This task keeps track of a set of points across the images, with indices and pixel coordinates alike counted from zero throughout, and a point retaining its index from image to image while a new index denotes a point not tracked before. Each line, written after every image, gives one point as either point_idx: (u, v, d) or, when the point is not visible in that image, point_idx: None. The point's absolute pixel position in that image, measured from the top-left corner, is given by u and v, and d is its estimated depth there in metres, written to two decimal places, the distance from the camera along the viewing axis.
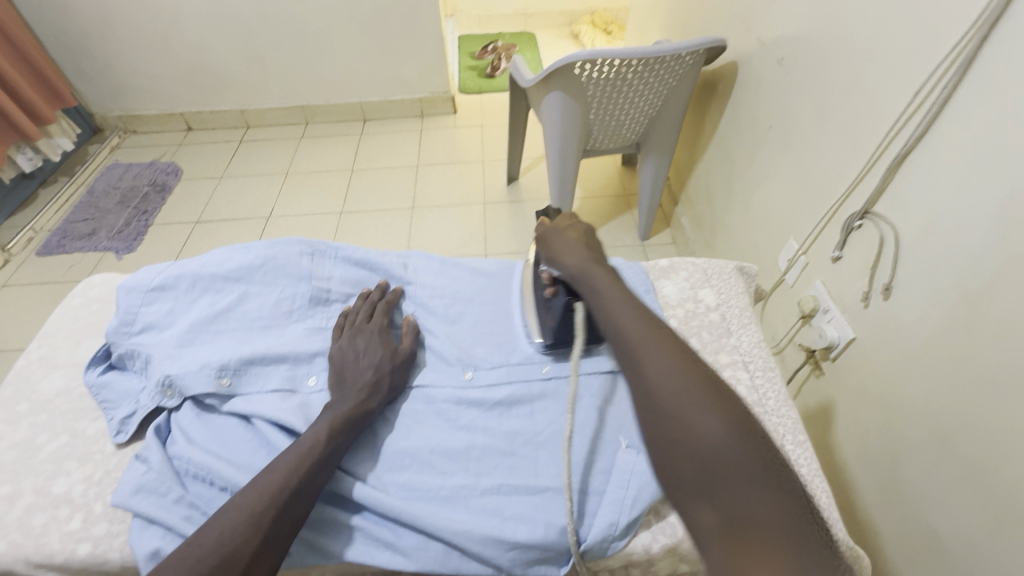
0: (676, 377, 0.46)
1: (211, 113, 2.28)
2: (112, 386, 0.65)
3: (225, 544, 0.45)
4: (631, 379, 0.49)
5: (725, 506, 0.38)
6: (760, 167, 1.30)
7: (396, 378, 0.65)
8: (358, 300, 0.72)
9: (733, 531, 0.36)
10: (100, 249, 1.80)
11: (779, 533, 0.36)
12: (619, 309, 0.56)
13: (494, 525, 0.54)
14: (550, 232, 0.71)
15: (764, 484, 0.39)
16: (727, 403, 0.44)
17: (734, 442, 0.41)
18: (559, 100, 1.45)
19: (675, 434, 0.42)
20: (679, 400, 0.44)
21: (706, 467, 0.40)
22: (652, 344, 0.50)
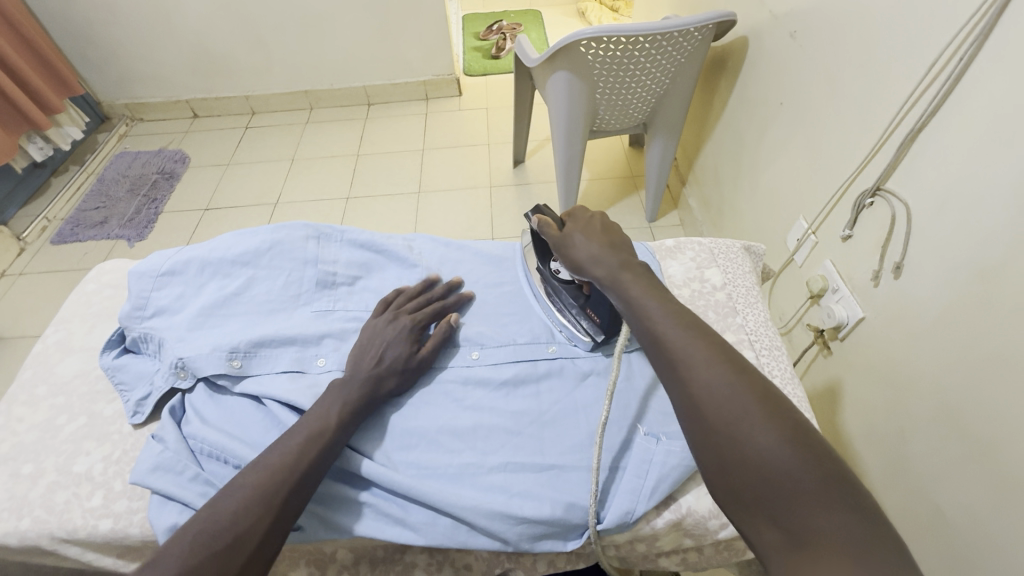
0: (724, 391, 0.44)
1: (217, 99, 2.28)
2: (127, 368, 0.66)
3: (237, 521, 0.46)
4: (677, 393, 0.48)
5: (796, 528, 0.38)
6: (770, 145, 1.27)
7: (410, 378, 0.64)
8: (420, 284, 0.73)
9: (800, 549, 0.37)
10: (112, 237, 1.83)
11: (856, 550, 0.35)
12: (654, 313, 0.53)
13: (501, 501, 0.55)
14: (567, 237, 0.66)
15: (832, 499, 0.38)
16: (777, 411, 0.43)
17: (797, 458, 0.40)
18: (565, 80, 1.42)
19: (732, 454, 0.42)
20: (730, 417, 0.43)
21: (767, 485, 0.40)
22: (694, 354, 0.48)
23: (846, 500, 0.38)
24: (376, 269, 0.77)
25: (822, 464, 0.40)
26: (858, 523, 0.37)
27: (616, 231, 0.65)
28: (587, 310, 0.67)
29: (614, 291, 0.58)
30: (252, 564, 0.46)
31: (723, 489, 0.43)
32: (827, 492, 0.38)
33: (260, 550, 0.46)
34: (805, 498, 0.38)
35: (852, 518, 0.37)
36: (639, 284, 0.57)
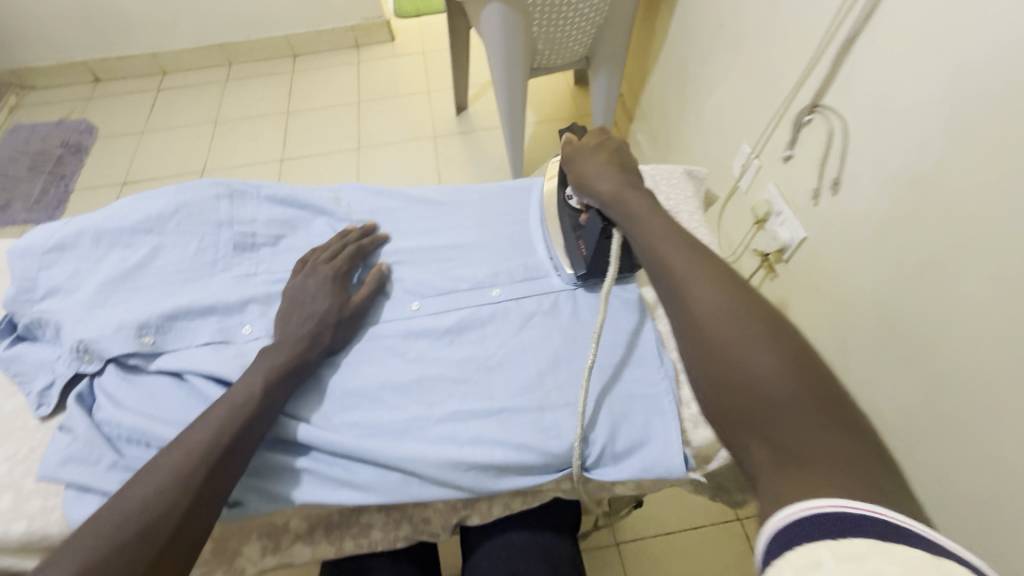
0: (722, 310, 0.44)
1: (118, 59, 2.03)
2: (24, 357, 0.59)
3: (152, 506, 0.43)
4: (676, 311, 0.47)
5: (778, 440, 0.38)
6: (713, 70, 1.24)
7: (340, 332, 0.60)
8: (336, 237, 0.68)
9: (784, 461, 0.37)
10: (19, 222, 1.65)
11: (838, 463, 0.35)
12: (655, 237, 0.52)
13: (451, 450, 0.53)
14: (576, 152, 0.64)
15: (822, 418, 0.38)
16: (777, 336, 0.42)
17: (790, 377, 0.40)
18: (498, 12, 1.33)
19: (725, 367, 0.42)
20: (731, 335, 0.43)
21: (759, 400, 0.40)
22: (696, 274, 0.47)
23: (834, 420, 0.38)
24: (302, 226, 0.71)
25: (814, 387, 0.39)
26: (846, 445, 0.36)
27: (627, 156, 0.62)
28: (578, 242, 0.64)
29: (612, 210, 0.57)
30: (174, 545, 0.42)
31: (712, 401, 0.43)
32: (817, 410, 0.38)
33: (184, 533, 0.43)
34: (793, 414, 0.38)
35: (837, 437, 0.37)
36: (644, 205, 0.55)
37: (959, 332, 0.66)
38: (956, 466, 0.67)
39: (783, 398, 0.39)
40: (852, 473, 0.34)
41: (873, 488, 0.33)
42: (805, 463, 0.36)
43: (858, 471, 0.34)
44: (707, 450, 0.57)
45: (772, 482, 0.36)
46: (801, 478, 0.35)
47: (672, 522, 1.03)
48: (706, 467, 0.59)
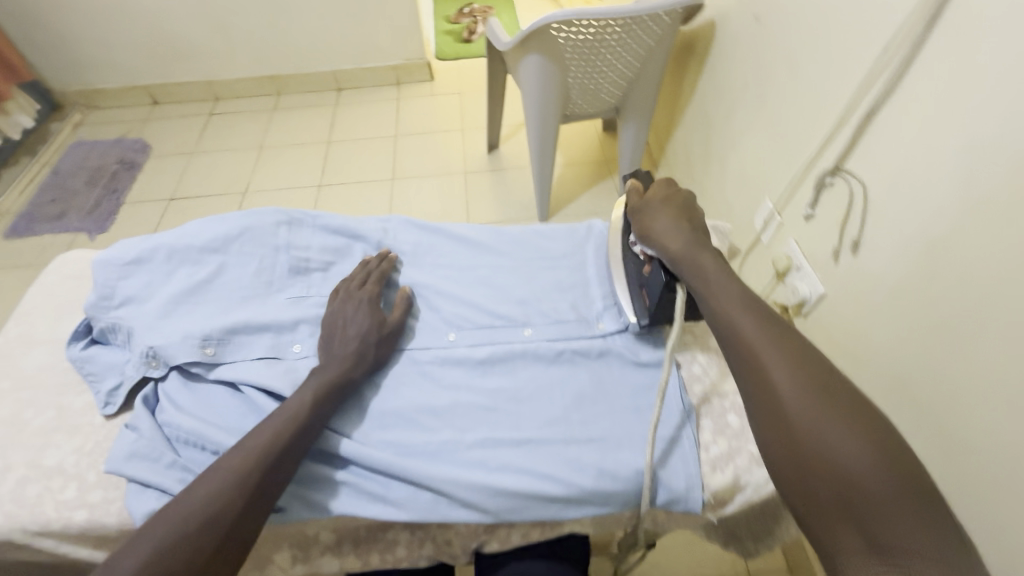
0: (804, 395, 0.48)
1: (178, 85, 2.19)
2: (96, 359, 0.65)
3: (214, 503, 0.47)
4: (756, 387, 0.51)
5: (865, 528, 0.41)
6: (738, 127, 1.31)
7: (382, 350, 0.65)
8: (358, 266, 0.73)
9: (873, 549, 0.40)
10: (72, 230, 1.76)
11: (924, 553, 0.39)
12: (734, 312, 0.55)
13: (481, 475, 0.56)
14: (645, 206, 0.70)
15: (908, 508, 0.41)
16: (861, 422, 0.45)
17: (877, 465, 0.43)
18: (537, 64, 1.42)
19: (815, 452, 0.45)
20: (815, 414, 0.46)
21: (847, 488, 0.43)
22: (776, 355, 0.51)
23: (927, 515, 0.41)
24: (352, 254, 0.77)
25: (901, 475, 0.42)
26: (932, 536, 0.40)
27: (698, 215, 0.67)
28: (641, 292, 0.67)
29: (676, 266, 0.62)
30: (227, 543, 0.46)
31: (800, 487, 0.46)
32: (908, 499, 0.41)
33: (237, 529, 0.47)
34: (893, 511, 0.41)
35: (925, 528, 0.40)
36: (717, 270, 0.59)
37: (973, 397, 0.68)
38: (974, 530, 0.68)
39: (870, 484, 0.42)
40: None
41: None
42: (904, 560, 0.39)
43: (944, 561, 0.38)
44: (725, 494, 0.59)
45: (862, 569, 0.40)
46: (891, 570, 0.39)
47: (682, 570, 1.03)
48: (723, 510, 0.60)
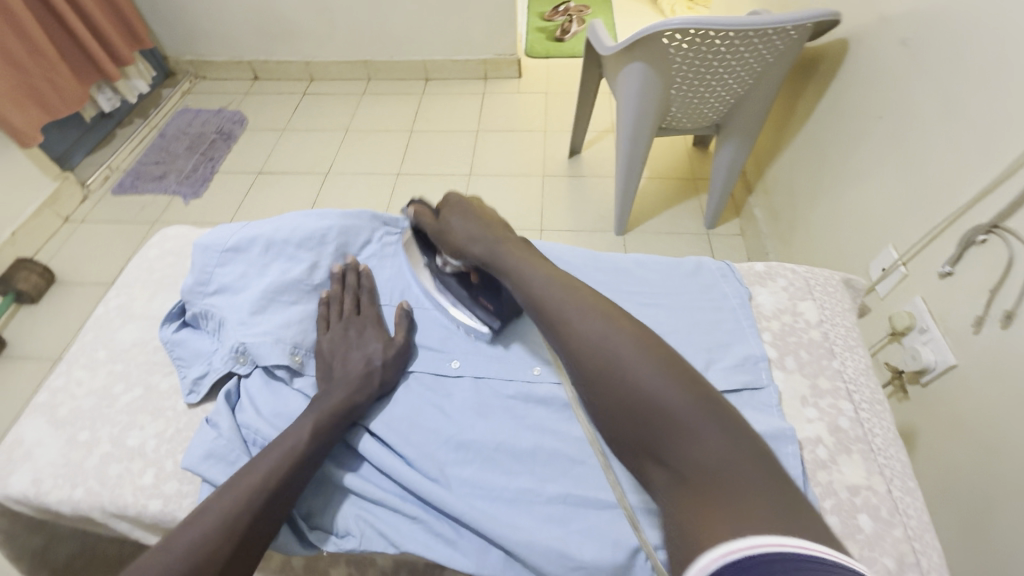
0: (599, 342, 0.50)
1: (277, 63, 2.27)
2: (186, 344, 0.65)
3: (191, 554, 0.44)
4: (564, 348, 0.53)
5: (677, 463, 0.43)
6: (861, 161, 1.14)
7: (389, 374, 0.62)
8: (334, 284, 0.68)
9: (686, 479, 0.42)
10: (169, 192, 1.86)
11: (721, 468, 0.41)
12: (535, 279, 0.58)
13: (558, 536, 0.51)
14: (445, 223, 0.70)
15: (700, 428, 0.43)
16: (652, 356, 0.48)
17: (675, 398, 0.45)
18: (639, 74, 1.32)
19: (625, 401, 0.47)
20: (615, 366, 0.48)
21: (653, 424, 0.45)
22: (569, 312, 0.53)
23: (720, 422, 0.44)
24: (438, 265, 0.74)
25: (692, 398, 0.45)
26: (727, 446, 0.42)
27: (489, 211, 0.70)
28: (478, 300, 0.68)
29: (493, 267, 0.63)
30: None
31: (619, 436, 0.48)
32: (699, 418, 0.44)
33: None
34: (690, 436, 0.43)
35: (719, 444, 0.43)
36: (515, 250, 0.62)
37: None
38: None
39: (670, 416, 0.44)
40: (753, 480, 0.40)
41: (759, 493, 0.40)
42: (708, 478, 0.41)
43: (740, 476, 0.41)
44: None
45: (677, 502, 0.42)
46: (699, 501, 0.41)
47: None
48: None
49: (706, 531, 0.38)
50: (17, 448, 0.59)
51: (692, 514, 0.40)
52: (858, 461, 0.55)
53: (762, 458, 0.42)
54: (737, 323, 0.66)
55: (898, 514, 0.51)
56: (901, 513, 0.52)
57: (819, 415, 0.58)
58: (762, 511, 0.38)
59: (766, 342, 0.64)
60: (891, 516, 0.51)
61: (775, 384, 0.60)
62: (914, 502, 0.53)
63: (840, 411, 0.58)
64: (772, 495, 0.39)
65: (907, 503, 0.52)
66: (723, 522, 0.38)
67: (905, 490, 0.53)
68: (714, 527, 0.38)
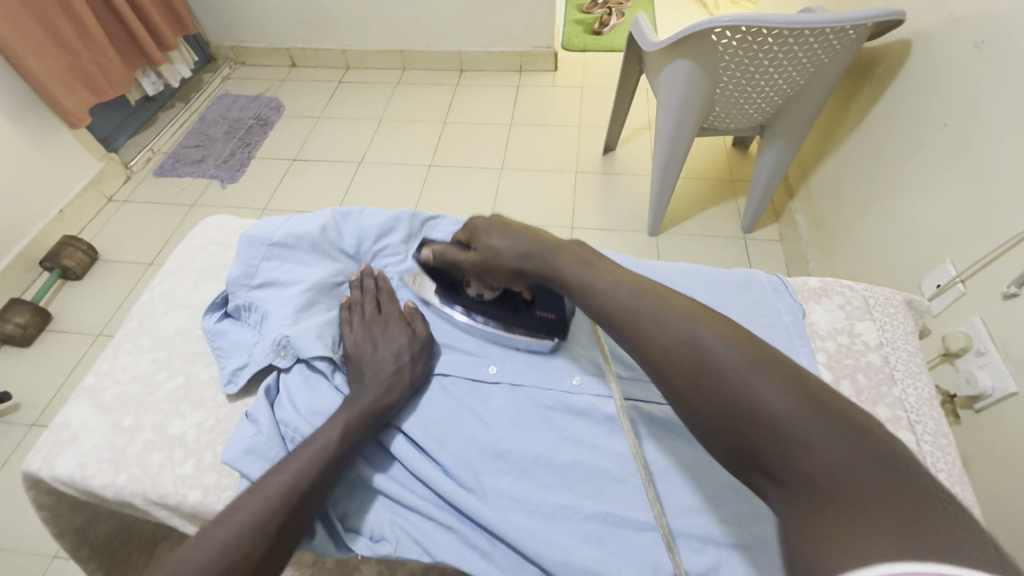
0: (689, 341, 0.44)
1: (315, 50, 2.28)
2: (227, 335, 0.65)
3: (226, 553, 0.44)
4: (646, 355, 0.48)
5: (797, 480, 0.36)
6: (916, 170, 1.07)
7: (417, 368, 0.61)
8: (354, 290, 0.67)
9: (813, 499, 0.34)
10: (207, 176, 1.89)
11: (857, 484, 0.33)
12: (606, 281, 0.53)
13: (596, 558, 0.49)
14: (485, 250, 0.61)
15: (825, 436, 0.35)
16: (757, 358, 0.41)
17: (791, 401, 0.38)
18: (685, 71, 1.25)
19: (725, 407, 0.40)
20: (708, 368, 0.42)
21: (764, 432, 0.38)
22: (651, 311, 0.48)
23: (843, 426, 0.36)
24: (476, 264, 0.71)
25: (812, 403, 0.37)
26: (864, 457, 0.34)
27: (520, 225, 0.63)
28: (536, 314, 0.66)
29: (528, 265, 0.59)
30: None
31: (720, 449, 0.41)
32: (823, 424, 0.36)
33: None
34: (811, 446, 0.35)
35: (855, 455, 0.34)
36: (573, 258, 0.57)
37: None
38: None
39: (785, 423, 0.37)
40: (890, 493, 0.32)
41: (922, 515, 0.30)
42: (831, 494, 0.34)
43: (888, 493, 0.32)
44: None
45: (801, 525, 0.34)
46: (832, 525, 0.32)
47: None
48: None
49: (836, 559, 0.31)
50: (65, 431, 0.61)
51: (826, 540, 0.32)
52: None
53: (903, 468, 0.33)
54: (789, 341, 0.63)
55: None
56: None
57: None
58: (911, 533, 0.29)
59: (820, 363, 0.61)
60: None
61: None
62: None
63: (900, 442, 0.55)
64: (924, 515, 0.30)
65: None
66: (855, 549, 0.30)
67: None
68: (846, 554, 0.30)
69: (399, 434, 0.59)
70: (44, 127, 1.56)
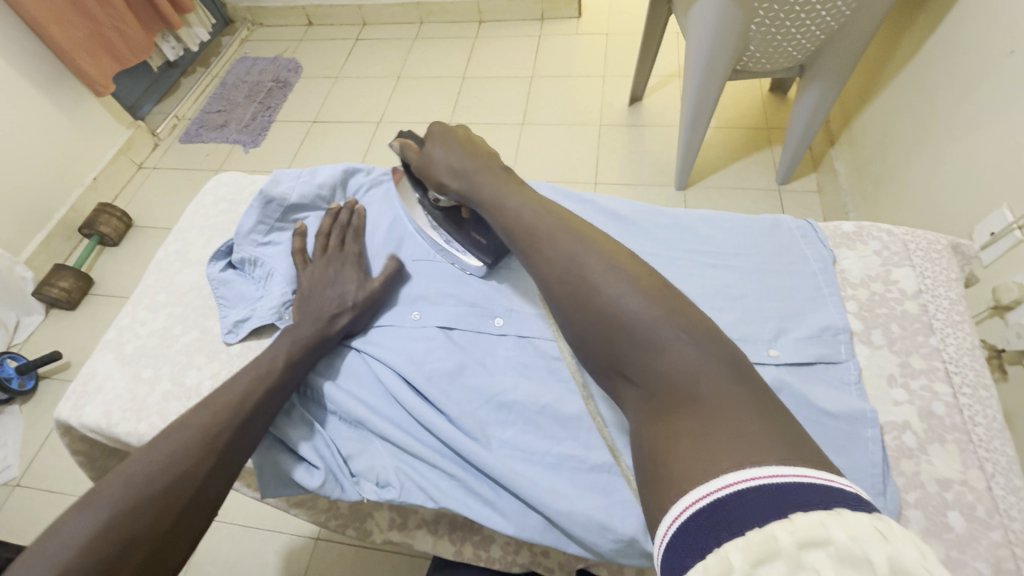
0: (573, 256, 0.45)
1: (331, 7, 2.22)
2: (231, 285, 0.68)
3: (172, 465, 0.46)
4: (533, 272, 0.48)
5: (649, 383, 0.38)
6: (974, 106, 0.95)
7: (364, 315, 0.64)
8: (326, 219, 0.70)
9: (658, 399, 0.37)
10: (231, 141, 1.90)
11: (705, 387, 0.36)
12: (511, 204, 0.52)
13: (599, 507, 0.48)
14: (426, 156, 0.61)
15: (680, 343, 0.38)
16: (635, 273, 0.42)
17: (654, 311, 0.39)
18: (715, 8, 1.11)
19: (595, 317, 0.42)
20: (584, 280, 0.43)
21: (625, 337, 0.40)
22: (543, 231, 0.48)
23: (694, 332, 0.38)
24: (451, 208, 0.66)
25: (676, 315, 0.39)
26: (712, 364, 0.37)
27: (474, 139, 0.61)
28: (471, 235, 0.65)
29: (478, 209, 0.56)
30: (195, 505, 0.46)
31: (591, 358, 0.43)
32: (682, 332, 0.38)
33: (205, 491, 0.47)
34: (663, 353, 0.38)
35: (709, 362, 0.37)
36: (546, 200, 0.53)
37: None
38: None
39: (644, 331, 0.39)
40: (721, 389, 0.35)
41: (757, 418, 0.34)
42: (678, 394, 0.36)
43: (732, 396, 0.35)
44: None
45: (647, 424, 0.37)
46: (672, 423, 0.35)
47: None
48: None
49: (674, 454, 0.34)
50: (90, 381, 0.63)
51: (658, 437, 0.36)
52: (953, 453, 0.49)
53: (739, 372, 0.37)
54: (815, 289, 0.58)
55: (999, 515, 0.45)
56: (1002, 514, 0.46)
57: (909, 398, 0.52)
58: (734, 429, 0.33)
59: (848, 311, 0.58)
60: (989, 515, 0.45)
61: (856, 360, 0.54)
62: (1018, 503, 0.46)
63: (935, 395, 0.52)
64: (742, 408, 0.34)
65: (1012, 504, 0.46)
66: (679, 443, 0.34)
67: (1009, 490, 0.47)
68: (681, 448, 0.33)
69: (404, 383, 0.58)
70: (72, 97, 1.59)
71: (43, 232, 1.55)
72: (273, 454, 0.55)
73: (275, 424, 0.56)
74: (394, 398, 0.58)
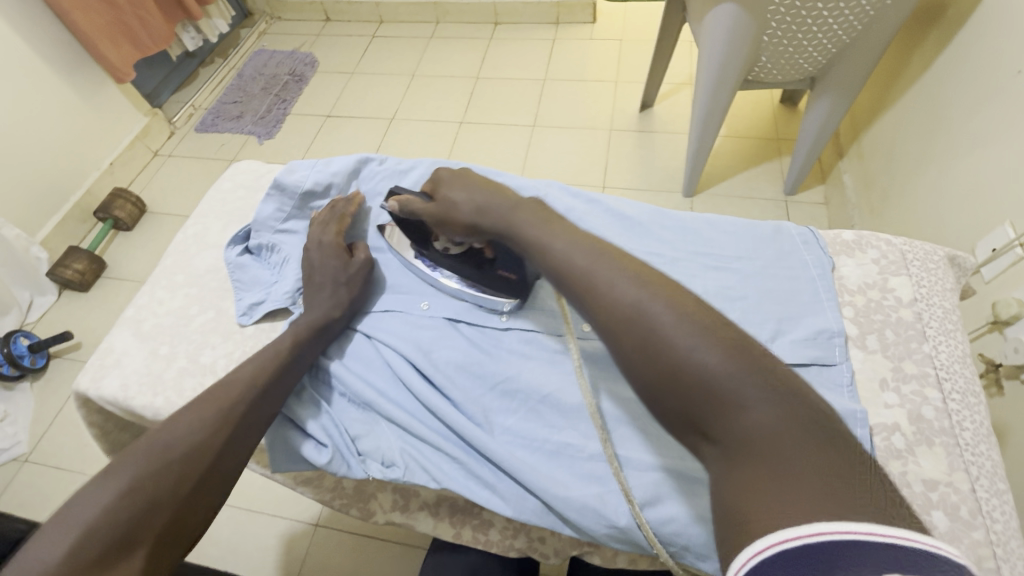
0: (634, 300, 0.42)
1: (349, 3, 2.25)
2: (246, 269, 0.71)
3: (191, 438, 0.49)
4: (587, 312, 0.45)
5: (731, 443, 0.36)
6: (982, 125, 0.97)
7: (356, 296, 0.65)
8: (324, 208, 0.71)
9: (738, 461, 0.35)
10: (245, 132, 1.94)
11: (794, 448, 0.34)
12: (557, 240, 0.50)
13: (594, 494, 0.50)
14: (445, 203, 0.61)
15: (762, 401, 0.36)
16: (706, 321, 0.40)
17: (733, 363, 0.37)
18: (727, 18, 1.12)
19: (669, 372, 0.38)
20: (651, 329, 0.40)
21: (699, 394, 0.37)
22: (597, 272, 0.45)
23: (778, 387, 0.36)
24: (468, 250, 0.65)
25: (758, 368, 0.37)
26: (794, 420, 0.35)
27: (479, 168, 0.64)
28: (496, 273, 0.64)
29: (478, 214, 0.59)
30: (210, 477, 0.49)
31: (658, 414, 0.40)
32: (766, 388, 0.36)
33: (220, 465, 0.50)
34: (744, 411, 0.36)
35: (793, 419, 0.35)
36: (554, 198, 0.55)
37: None
38: None
39: (722, 388, 0.37)
40: (807, 450, 0.34)
41: (848, 479, 0.33)
42: (763, 455, 0.35)
43: (822, 457, 0.34)
44: None
45: (727, 485, 0.36)
46: (761, 489, 0.34)
47: None
48: None
49: (769, 515, 0.32)
50: (108, 356, 0.66)
51: (750, 504, 0.34)
52: (939, 455, 0.50)
53: (823, 426, 0.35)
54: (813, 293, 0.60)
55: (981, 516, 0.47)
56: (985, 515, 0.47)
57: (900, 401, 0.53)
58: (831, 495, 0.32)
59: (845, 317, 0.59)
60: (972, 516, 0.47)
61: (849, 363, 0.56)
62: (1000, 505, 0.48)
63: (925, 399, 0.53)
64: (829, 468, 0.33)
65: (993, 506, 0.48)
66: (775, 509, 0.32)
67: (992, 492, 0.48)
68: (777, 509, 0.32)
69: (412, 369, 0.61)
70: (92, 83, 1.62)
71: (59, 214, 1.58)
72: (284, 431, 0.58)
73: (287, 404, 0.59)
74: (404, 384, 0.60)
